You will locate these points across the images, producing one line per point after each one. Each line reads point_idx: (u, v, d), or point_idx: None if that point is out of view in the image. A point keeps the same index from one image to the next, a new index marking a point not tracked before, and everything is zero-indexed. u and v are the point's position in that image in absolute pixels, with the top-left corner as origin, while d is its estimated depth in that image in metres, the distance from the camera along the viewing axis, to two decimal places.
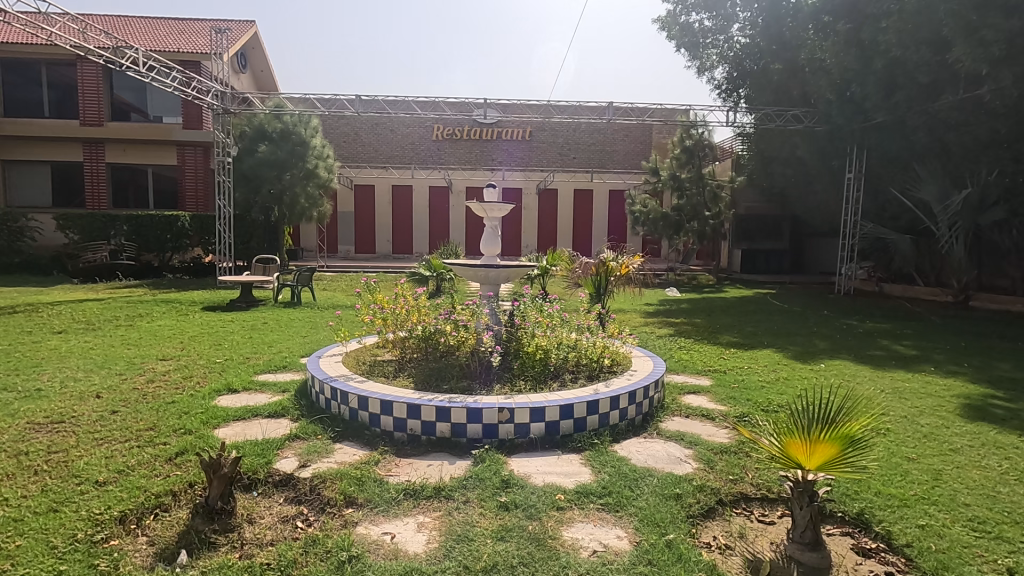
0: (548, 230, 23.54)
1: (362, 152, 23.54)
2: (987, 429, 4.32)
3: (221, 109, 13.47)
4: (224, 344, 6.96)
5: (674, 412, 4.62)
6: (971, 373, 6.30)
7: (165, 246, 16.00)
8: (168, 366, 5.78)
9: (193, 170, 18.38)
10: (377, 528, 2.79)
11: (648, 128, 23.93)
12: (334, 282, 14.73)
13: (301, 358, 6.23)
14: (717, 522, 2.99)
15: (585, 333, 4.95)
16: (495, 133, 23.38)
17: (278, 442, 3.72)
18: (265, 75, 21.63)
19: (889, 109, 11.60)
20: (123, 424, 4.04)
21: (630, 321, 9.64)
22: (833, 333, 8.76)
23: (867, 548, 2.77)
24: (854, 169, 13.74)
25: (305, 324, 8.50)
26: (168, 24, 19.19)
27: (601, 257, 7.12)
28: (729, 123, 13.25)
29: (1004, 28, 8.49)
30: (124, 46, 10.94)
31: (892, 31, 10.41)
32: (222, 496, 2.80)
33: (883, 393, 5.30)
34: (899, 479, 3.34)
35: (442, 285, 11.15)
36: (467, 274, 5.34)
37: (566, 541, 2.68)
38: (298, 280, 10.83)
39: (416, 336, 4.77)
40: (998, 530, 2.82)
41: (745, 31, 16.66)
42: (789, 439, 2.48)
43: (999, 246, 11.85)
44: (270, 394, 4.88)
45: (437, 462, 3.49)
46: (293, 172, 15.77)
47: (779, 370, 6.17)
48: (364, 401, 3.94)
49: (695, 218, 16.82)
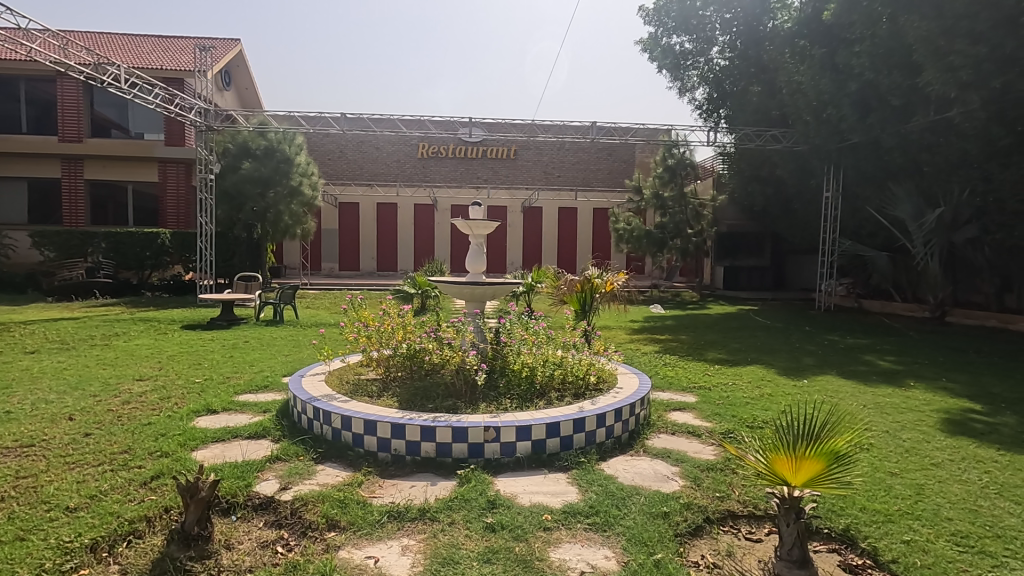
0: (532, 247, 23.63)
1: (347, 170, 23.64)
2: (967, 443, 4.38)
3: (204, 126, 13.31)
4: (203, 363, 6.83)
5: (660, 429, 4.61)
6: (953, 387, 6.39)
7: (145, 263, 15.74)
8: (145, 386, 5.63)
9: (175, 187, 18.20)
10: (360, 552, 2.73)
11: (631, 147, 24.48)
12: (318, 300, 14.54)
13: (283, 377, 6.14)
14: (704, 541, 2.97)
15: (572, 350, 4.95)
16: (480, 151, 23.68)
17: (258, 463, 3.63)
18: (249, 93, 21.67)
19: (863, 130, 11.94)
20: (97, 447, 3.92)
21: (615, 338, 9.69)
22: (816, 348, 8.88)
23: (854, 565, 2.76)
24: (831, 187, 14.04)
25: (288, 342, 8.38)
26: (152, 41, 19.16)
27: (585, 274, 7.11)
28: (710, 142, 13.50)
29: (971, 54, 8.81)
30: (106, 63, 10.78)
31: (866, 55, 10.80)
32: (199, 520, 2.72)
33: (866, 408, 5.36)
34: (883, 494, 3.36)
35: (427, 303, 11.10)
36: (452, 292, 5.25)
37: (553, 562, 2.63)
38: (281, 298, 10.66)
39: (401, 354, 4.71)
40: (982, 545, 2.83)
41: (724, 54, 17.18)
42: (776, 455, 2.49)
43: (973, 263, 12.25)
44: (250, 414, 4.79)
45: (421, 483, 3.42)
46: (277, 189, 15.64)
47: (763, 386, 6.17)
48: (347, 420, 3.88)
49: (678, 235, 16.98)
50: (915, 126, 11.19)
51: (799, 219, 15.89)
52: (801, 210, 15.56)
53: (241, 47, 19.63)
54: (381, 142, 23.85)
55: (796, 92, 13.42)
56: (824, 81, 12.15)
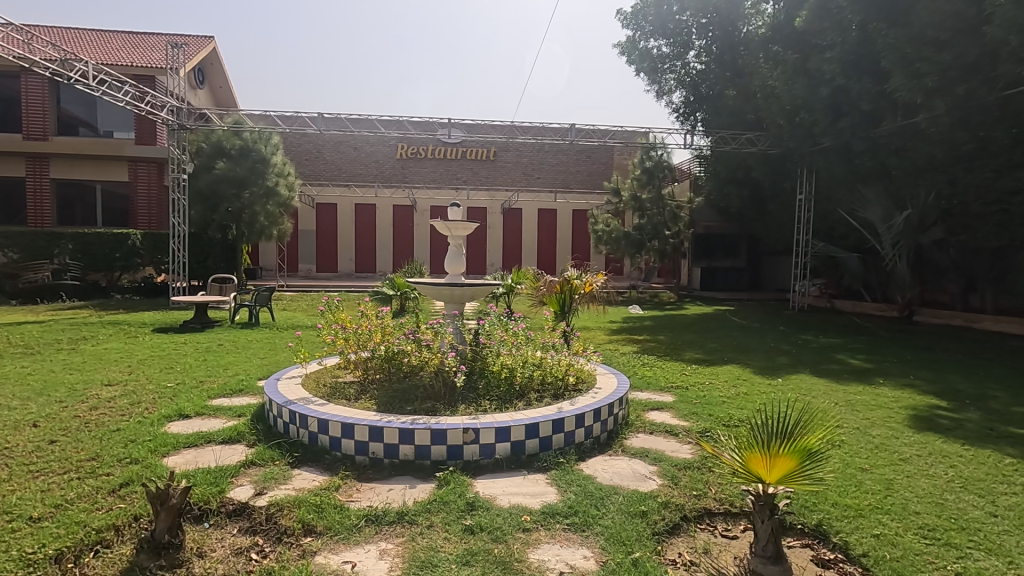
0: (512, 248, 23.65)
1: (325, 170, 23.36)
2: (933, 439, 4.51)
3: (177, 125, 13.02)
4: (176, 367, 6.68)
5: (639, 429, 4.64)
6: (920, 384, 6.59)
7: (114, 265, 15.29)
8: (114, 391, 5.47)
9: (146, 187, 17.78)
10: (337, 557, 2.69)
11: (609, 150, 24.72)
12: (295, 302, 14.33)
13: (259, 381, 6.03)
14: (681, 539, 3.01)
15: (551, 351, 4.98)
16: (460, 152, 23.64)
17: (232, 469, 3.56)
18: (224, 92, 21.30)
19: (835, 134, 12.23)
20: (62, 455, 3.80)
21: (595, 338, 9.76)
22: (790, 348, 9.07)
23: (826, 559, 2.82)
24: (804, 189, 14.35)
25: (264, 345, 8.24)
26: (122, 38, 18.69)
27: (564, 276, 7.14)
28: (686, 145, 13.67)
29: (936, 62, 9.09)
30: (73, 59, 10.49)
31: (836, 61, 11.06)
32: (169, 529, 2.66)
33: (837, 406, 5.48)
34: (854, 489, 3.44)
35: (406, 305, 11.04)
36: (430, 293, 5.22)
37: (532, 563, 2.63)
38: (257, 300, 10.49)
39: (379, 356, 4.66)
40: (947, 537, 2.92)
41: (700, 58, 17.48)
42: (751, 453, 2.53)
43: (938, 264, 12.63)
44: (225, 419, 4.69)
45: (399, 486, 3.39)
46: (253, 189, 15.37)
47: (739, 385, 6.27)
48: (324, 424, 3.83)
49: (656, 237, 17.15)
50: (883, 131, 11.50)
51: (773, 221, 16.21)
52: (775, 212, 15.85)
53: (215, 45, 19.27)
54: (360, 142, 23.64)
55: (769, 97, 13.69)
56: (797, 86, 12.41)
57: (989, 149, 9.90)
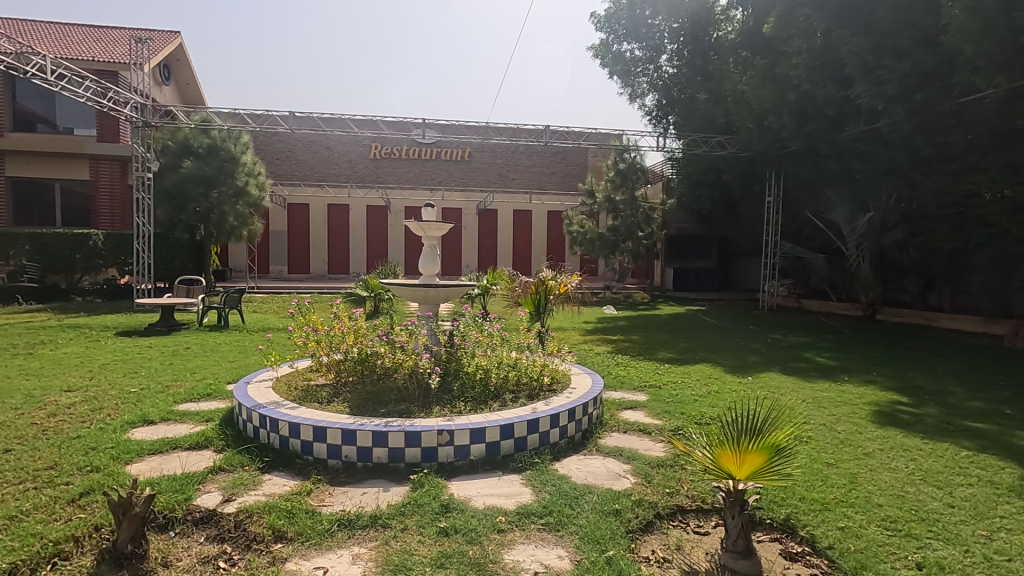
0: (487, 249, 23.62)
1: (297, 170, 22.96)
2: (895, 433, 4.66)
3: (141, 122, 12.63)
4: (140, 372, 6.47)
5: (613, 428, 4.68)
6: (882, 381, 6.81)
7: (74, 266, 14.76)
8: (73, 398, 5.27)
9: (108, 186, 17.20)
10: (308, 563, 2.64)
11: (584, 152, 24.95)
12: (265, 304, 14.05)
13: (228, 385, 5.89)
14: (655, 536, 3.04)
15: (526, 351, 5.00)
16: (434, 152, 23.54)
17: (199, 475, 3.47)
18: (192, 88, 20.79)
19: (802, 138, 12.55)
20: (18, 464, 3.64)
21: (570, 338, 9.81)
22: (759, 346, 9.27)
23: (794, 552, 2.89)
24: (773, 192, 14.69)
25: (233, 348, 8.05)
26: (83, 31, 18.07)
27: (539, 276, 7.16)
28: (659, 148, 13.87)
29: (896, 69, 9.54)
30: (30, 52, 10.10)
31: (802, 67, 11.35)
32: (132, 538, 2.59)
33: (804, 403, 5.63)
34: (820, 484, 3.53)
35: (380, 306, 10.92)
36: (405, 294, 5.18)
37: (507, 564, 2.63)
38: (226, 302, 10.25)
39: (352, 358, 4.60)
40: (908, 528, 3.01)
41: (672, 62, 17.79)
42: (721, 450, 2.57)
43: (900, 264, 13.07)
44: (191, 424, 4.56)
45: (373, 490, 3.35)
46: (222, 189, 15.02)
47: (711, 384, 6.39)
48: (295, 428, 3.76)
49: (629, 238, 17.34)
50: (847, 135, 11.86)
51: (743, 222, 16.57)
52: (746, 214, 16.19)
53: (182, 40, 18.79)
54: (333, 142, 23.34)
55: (739, 101, 13.99)
56: (765, 91, 12.71)
57: (946, 154, 10.30)
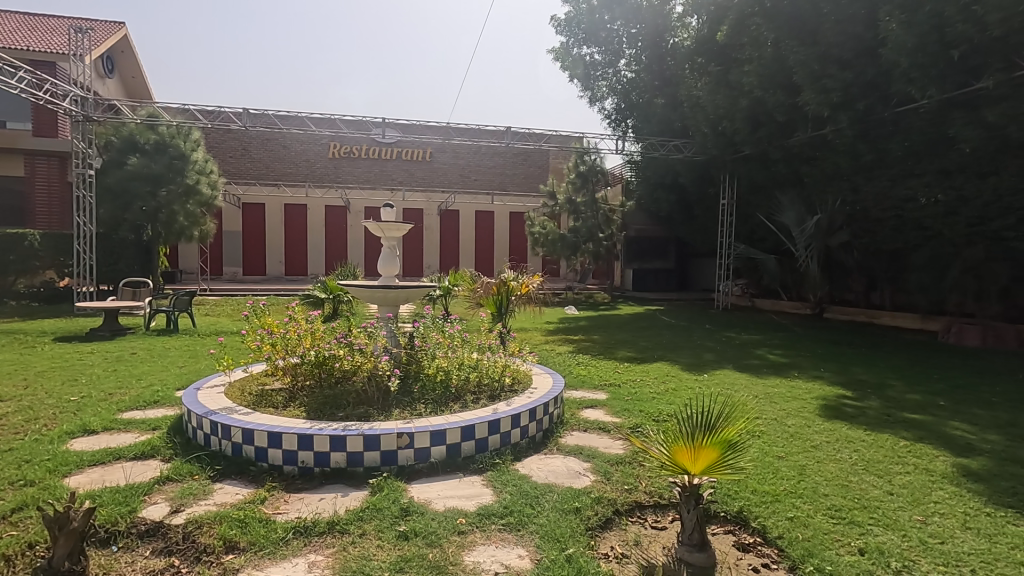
0: (449, 250, 23.49)
1: (251, 168, 22.24)
2: (840, 426, 4.88)
3: (82, 116, 12.01)
4: (80, 379, 6.14)
5: (573, 427, 4.73)
6: (829, 376, 7.12)
7: (8, 268, 13.88)
8: (5, 408, 4.95)
9: (46, 183, 16.27)
10: (261, 573, 2.56)
11: (545, 153, 25.14)
12: (218, 307, 13.57)
13: (177, 391, 5.66)
14: (613, 533, 3.09)
15: (486, 352, 5.00)
16: (395, 152, 23.25)
17: (145, 487, 3.32)
18: (137, 82, 19.89)
19: (754, 142, 12.99)
20: None
21: (531, 339, 9.85)
22: (715, 344, 9.55)
23: (746, 543, 2.98)
24: (728, 195, 15.16)
25: (182, 353, 7.74)
26: (16, 19, 17.03)
27: (501, 277, 7.17)
28: (617, 151, 14.12)
29: (840, 78, 9.97)
30: None
31: (754, 74, 11.76)
32: (70, 555, 2.46)
33: (757, 399, 5.82)
34: (771, 476, 3.67)
35: (339, 308, 10.71)
36: (363, 295, 5.09)
37: (467, 565, 2.61)
38: (175, 305, 9.84)
39: (308, 362, 4.48)
40: (851, 516, 3.16)
41: (630, 66, 18.15)
42: (677, 446, 2.64)
43: (845, 264, 13.70)
44: (137, 433, 4.36)
45: (330, 495, 3.28)
46: (171, 188, 14.42)
47: (668, 381, 6.54)
48: (249, 434, 3.65)
49: (590, 239, 17.56)
50: (796, 141, 12.35)
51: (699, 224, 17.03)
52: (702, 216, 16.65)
53: (127, 31, 17.94)
54: (289, 140, 22.74)
55: (695, 106, 14.39)
56: (719, 96, 13.12)
57: (885, 161, 10.85)
